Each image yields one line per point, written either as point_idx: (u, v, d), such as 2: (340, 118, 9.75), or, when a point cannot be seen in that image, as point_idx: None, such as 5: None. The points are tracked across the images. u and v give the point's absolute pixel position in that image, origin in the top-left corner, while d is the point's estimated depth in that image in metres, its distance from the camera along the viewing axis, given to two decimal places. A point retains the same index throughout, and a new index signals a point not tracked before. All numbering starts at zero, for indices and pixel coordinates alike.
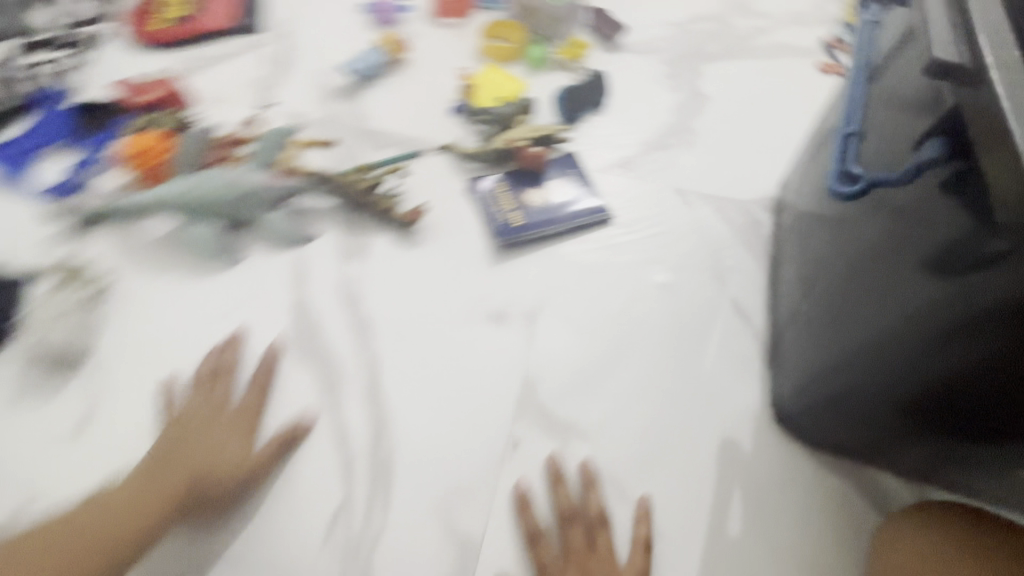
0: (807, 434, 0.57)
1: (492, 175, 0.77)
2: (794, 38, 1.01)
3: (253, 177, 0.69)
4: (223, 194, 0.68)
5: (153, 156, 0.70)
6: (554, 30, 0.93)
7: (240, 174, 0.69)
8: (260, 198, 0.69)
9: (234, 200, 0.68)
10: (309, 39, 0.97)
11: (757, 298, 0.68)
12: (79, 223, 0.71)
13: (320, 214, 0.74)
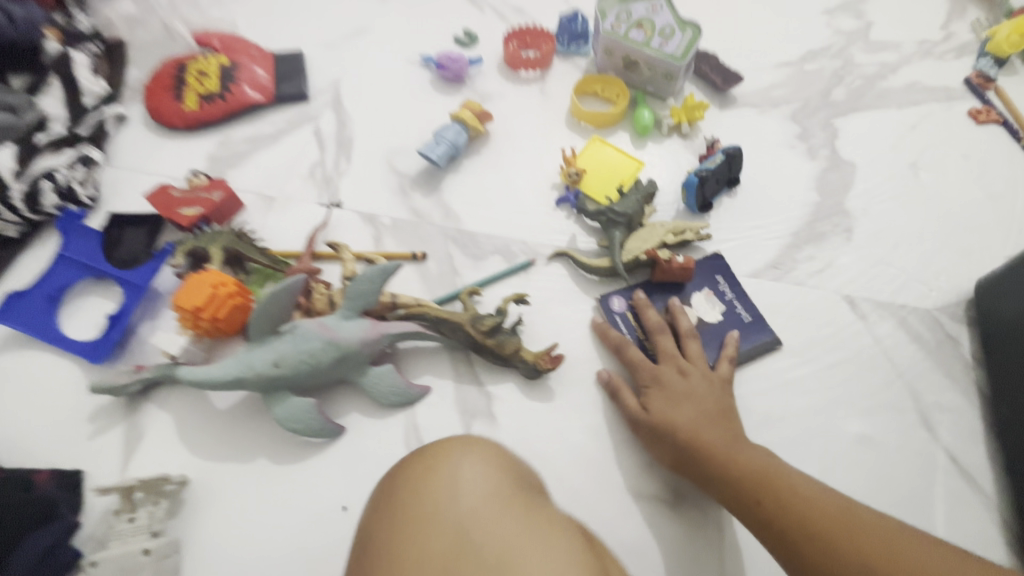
0: None
1: (620, 288, 0.65)
2: (931, 75, 0.87)
3: (351, 331, 0.55)
4: (319, 357, 0.54)
5: (218, 310, 0.56)
6: (663, 86, 0.79)
7: (335, 329, 0.55)
8: (360, 356, 0.55)
9: (330, 364, 0.54)
10: (367, 106, 0.82)
11: (975, 451, 0.56)
12: (134, 393, 0.56)
13: (427, 358, 0.60)
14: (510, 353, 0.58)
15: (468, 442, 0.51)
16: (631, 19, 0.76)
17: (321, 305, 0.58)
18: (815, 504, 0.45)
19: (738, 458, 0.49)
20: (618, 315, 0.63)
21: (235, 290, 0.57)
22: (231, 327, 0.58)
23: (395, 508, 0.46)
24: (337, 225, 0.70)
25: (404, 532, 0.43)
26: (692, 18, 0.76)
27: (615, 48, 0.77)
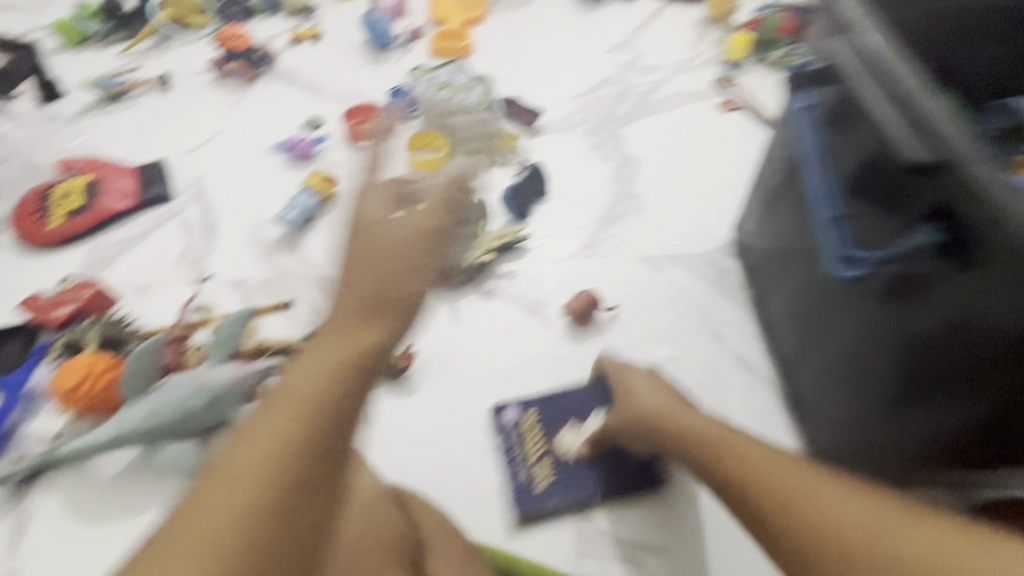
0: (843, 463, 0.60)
1: (516, 402, 0.66)
2: (689, 84, 1.10)
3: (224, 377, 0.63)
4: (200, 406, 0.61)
5: (97, 385, 0.63)
6: (477, 129, 0.96)
7: (204, 376, 0.62)
8: (231, 394, 0.62)
9: (202, 406, 0.61)
10: (227, 193, 0.92)
11: (755, 348, 0.71)
12: (20, 479, 0.62)
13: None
14: None
15: None
16: (435, 83, 0.94)
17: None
18: (772, 475, 0.45)
19: (691, 432, 0.53)
20: (508, 429, 0.64)
21: (108, 364, 0.64)
22: (107, 401, 0.64)
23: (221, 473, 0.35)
24: (210, 295, 0.78)
25: None
26: (485, 76, 0.96)
27: (428, 106, 0.95)
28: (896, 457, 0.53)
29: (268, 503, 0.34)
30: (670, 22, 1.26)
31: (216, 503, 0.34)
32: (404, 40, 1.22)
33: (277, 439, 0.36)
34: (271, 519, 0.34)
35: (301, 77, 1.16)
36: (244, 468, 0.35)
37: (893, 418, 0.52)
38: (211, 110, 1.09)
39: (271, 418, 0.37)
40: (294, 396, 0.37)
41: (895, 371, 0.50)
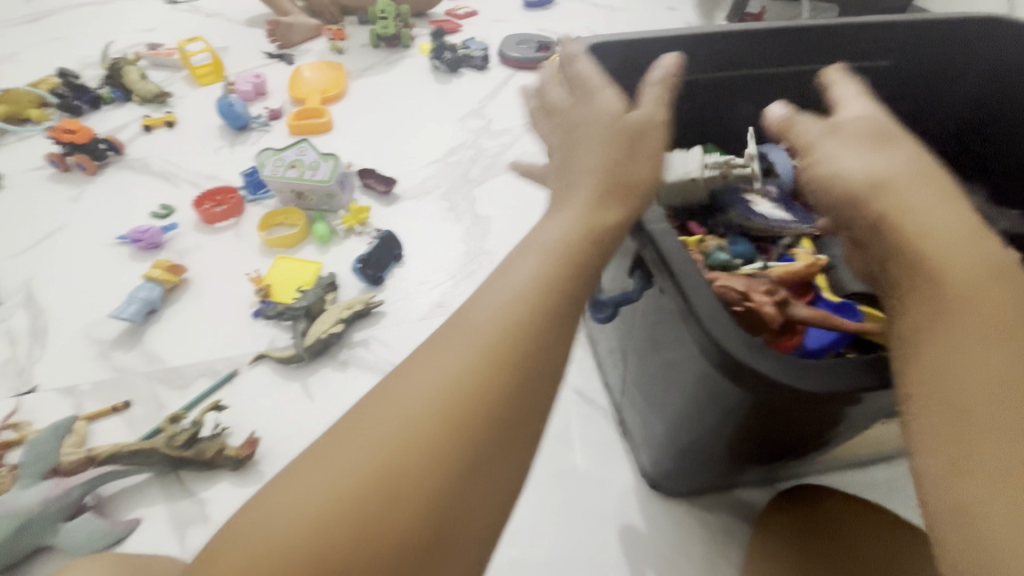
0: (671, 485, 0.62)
1: None
2: (536, 143, 1.21)
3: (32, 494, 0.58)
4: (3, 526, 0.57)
5: None
6: (331, 203, 0.99)
7: (12, 501, 0.58)
8: (45, 516, 0.58)
9: (9, 535, 0.57)
10: (61, 292, 0.87)
11: (597, 381, 0.74)
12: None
13: (130, 494, 0.64)
14: (209, 455, 0.64)
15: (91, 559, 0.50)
16: (284, 163, 0.96)
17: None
18: (932, 252, 0.38)
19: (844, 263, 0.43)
20: None
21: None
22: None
23: (350, 438, 0.35)
24: (33, 407, 0.73)
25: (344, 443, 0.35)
26: (334, 152, 1.00)
27: (280, 185, 0.96)
28: (709, 467, 0.59)
29: (348, 494, 0.32)
30: (518, 89, 1.40)
31: (286, 506, 0.32)
32: (263, 120, 1.25)
33: (394, 441, 0.34)
34: (371, 507, 0.32)
35: (153, 164, 1.14)
36: (351, 469, 0.33)
37: (685, 442, 0.57)
38: (49, 206, 1.04)
39: (411, 393, 0.36)
40: (416, 397, 0.35)
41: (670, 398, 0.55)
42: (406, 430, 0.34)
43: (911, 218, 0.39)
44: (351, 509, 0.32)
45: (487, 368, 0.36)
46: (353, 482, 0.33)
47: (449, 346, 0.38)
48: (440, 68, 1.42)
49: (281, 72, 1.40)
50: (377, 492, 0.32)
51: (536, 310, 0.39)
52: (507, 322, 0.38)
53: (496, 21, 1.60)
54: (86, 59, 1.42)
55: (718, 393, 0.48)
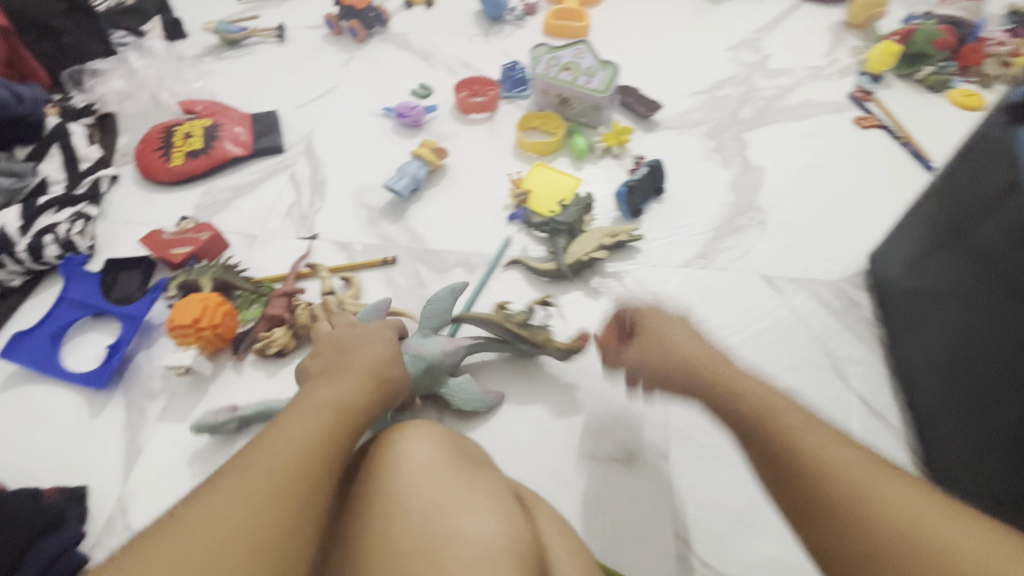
0: None
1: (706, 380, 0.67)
2: (821, 93, 1.02)
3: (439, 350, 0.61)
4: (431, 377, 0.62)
5: (215, 316, 0.65)
6: (594, 117, 0.92)
7: (417, 347, 0.61)
8: (442, 366, 0.61)
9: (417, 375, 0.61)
10: (336, 153, 0.92)
11: (883, 394, 0.65)
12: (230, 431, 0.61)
13: (492, 366, 0.67)
14: (544, 341, 0.63)
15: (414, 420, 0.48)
16: (559, 63, 0.89)
17: (280, 343, 0.67)
18: (759, 399, 0.50)
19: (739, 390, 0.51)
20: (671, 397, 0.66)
21: (221, 299, 0.66)
22: (228, 333, 0.67)
23: (249, 463, 0.38)
24: (314, 253, 0.79)
25: (365, 499, 0.42)
26: (611, 60, 0.91)
27: (548, 87, 0.90)
28: None
29: (297, 469, 0.38)
30: (803, 22, 1.17)
31: (234, 501, 0.36)
32: (519, 13, 1.18)
33: (335, 403, 0.45)
34: (295, 499, 0.37)
35: (412, 42, 1.14)
36: (270, 474, 0.38)
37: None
38: (323, 66, 1.09)
39: (292, 436, 0.40)
40: (322, 400, 0.45)
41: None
42: (309, 440, 0.40)
43: (743, 384, 0.51)
44: (297, 485, 0.38)
45: (337, 421, 0.43)
46: (278, 481, 0.37)
47: (305, 412, 0.43)
48: None
49: None
50: (311, 477, 0.39)
51: (365, 398, 0.47)
52: (359, 391, 0.47)
53: None
54: None
55: None
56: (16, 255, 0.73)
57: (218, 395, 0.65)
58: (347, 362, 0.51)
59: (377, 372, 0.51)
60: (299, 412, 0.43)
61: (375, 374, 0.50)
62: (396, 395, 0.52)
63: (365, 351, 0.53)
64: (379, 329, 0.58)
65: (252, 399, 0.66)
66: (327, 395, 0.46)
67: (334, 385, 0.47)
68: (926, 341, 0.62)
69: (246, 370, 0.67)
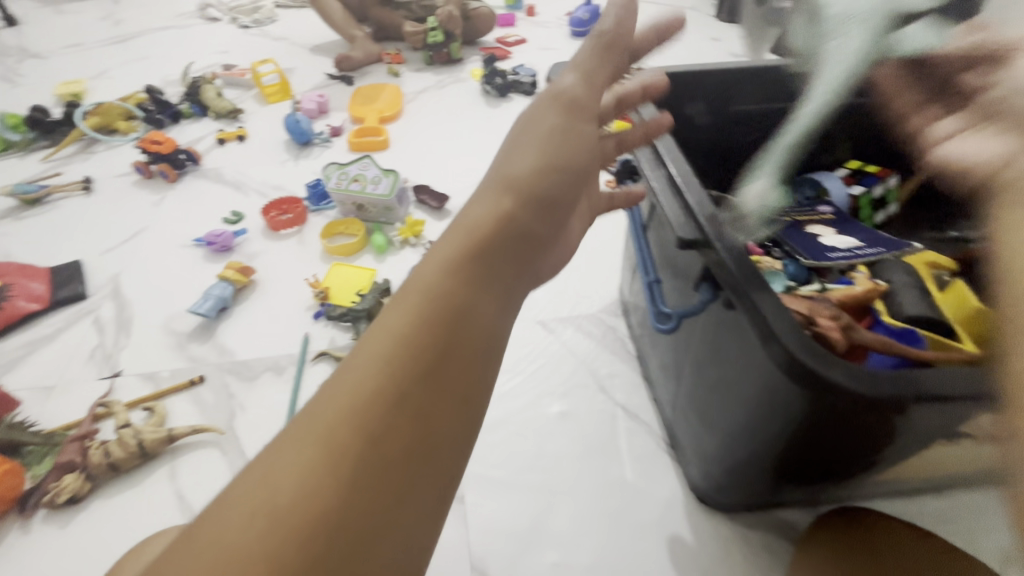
0: (711, 492, 0.64)
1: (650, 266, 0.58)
2: None
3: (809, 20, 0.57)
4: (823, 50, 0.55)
5: None
6: (389, 216, 1.05)
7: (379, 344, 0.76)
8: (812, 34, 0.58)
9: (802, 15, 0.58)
10: (143, 289, 0.95)
11: (639, 397, 0.77)
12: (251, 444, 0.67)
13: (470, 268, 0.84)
14: None
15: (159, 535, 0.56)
16: (348, 177, 1.03)
17: (72, 488, 0.66)
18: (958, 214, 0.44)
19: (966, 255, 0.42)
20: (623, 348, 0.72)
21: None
22: (8, 494, 0.65)
23: (318, 407, 0.36)
24: (117, 390, 0.79)
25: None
26: (393, 168, 1.06)
27: (343, 198, 1.03)
28: (748, 488, 0.60)
29: (384, 384, 0.37)
30: None
31: (316, 420, 0.35)
32: (325, 135, 1.33)
33: (411, 321, 0.39)
34: (374, 418, 0.35)
35: (225, 175, 1.23)
36: (328, 417, 0.35)
37: (738, 446, 0.55)
38: (132, 210, 1.13)
39: (369, 356, 0.38)
40: (398, 322, 0.40)
41: (709, 416, 0.59)
42: (384, 355, 0.38)
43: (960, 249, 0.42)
44: (410, 369, 0.38)
45: (428, 310, 0.40)
46: (341, 418, 0.35)
47: (384, 328, 0.40)
48: (490, 92, 1.49)
49: (342, 93, 1.50)
50: (409, 360, 0.38)
51: (456, 275, 0.43)
52: (457, 267, 0.43)
53: (545, 49, 1.68)
54: (169, 77, 1.56)
55: (764, 420, 0.49)
56: None
57: (3, 563, 0.62)
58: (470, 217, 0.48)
59: (523, 189, 0.50)
60: (388, 332, 0.39)
61: (470, 230, 0.46)
62: (559, 210, 0.52)
63: (520, 165, 0.52)
64: (541, 132, 0.54)
65: (41, 557, 0.63)
66: (407, 316, 0.40)
67: (403, 301, 0.41)
68: (658, 339, 0.73)
69: (35, 528, 0.65)
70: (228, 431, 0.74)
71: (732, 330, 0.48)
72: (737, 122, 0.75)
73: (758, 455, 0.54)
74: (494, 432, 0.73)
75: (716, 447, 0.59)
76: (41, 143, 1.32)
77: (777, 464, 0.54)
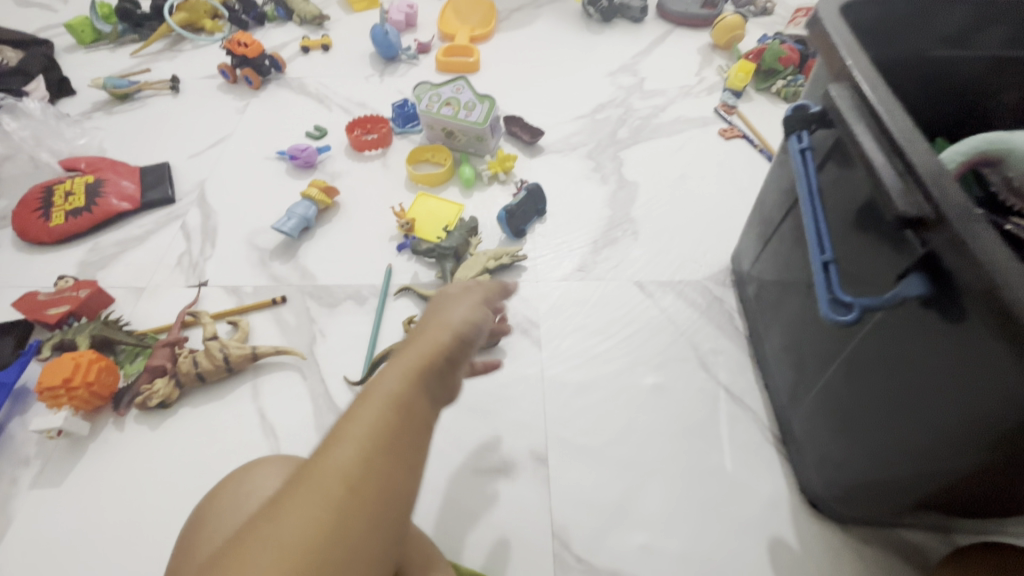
0: (834, 502, 0.56)
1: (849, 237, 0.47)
2: (691, 110, 1.11)
3: None
4: None
5: (87, 375, 0.64)
6: (479, 146, 0.97)
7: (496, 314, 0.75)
8: None
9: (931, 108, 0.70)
10: (228, 199, 0.93)
11: (745, 381, 0.69)
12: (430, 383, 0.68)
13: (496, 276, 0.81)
14: None
15: (262, 460, 0.52)
16: (440, 99, 0.94)
17: (163, 394, 0.66)
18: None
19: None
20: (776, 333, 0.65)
21: (95, 356, 0.65)
22: (105, 391, 0.66)
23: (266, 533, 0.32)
24: (204, 301, 0.79)
25: (218, 517, 0.47)
26: (489, 93, 0.97)
27: (432, 122, 0.95)
28: (877, 508, 0.53)
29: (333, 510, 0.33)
30: (676, 45, 1.28)
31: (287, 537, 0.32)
32: (412, 52, 1.23)
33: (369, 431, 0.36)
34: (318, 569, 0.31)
35: (308, 86, 1.17)
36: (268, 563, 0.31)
37: (883, 462, 0.48)
38: (218, 115, 1.10)
39: (326, 476, 0.34)
40: (363, 422, 0.36)
41: (850, 424, 0.51)
42: (354, 464, 0.34)
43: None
44: (379, 477, 0.35)
45: (393, 419, 0.37)
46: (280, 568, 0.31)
47: (347, 427, 0.36)
48: (593, 16, 1.33)
49: (431, 6, 1.37)
50: (381, 468, 0.35)
51: (417, 383, 0.39)
52: (412, 377, 0.39)
53: None
54: None
55: (947, 449, 0.41)
56: None
57: (98, 455, 0.64)
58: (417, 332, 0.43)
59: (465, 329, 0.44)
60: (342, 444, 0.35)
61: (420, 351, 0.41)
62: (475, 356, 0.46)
63: (456, 306, 0.46)
64: (471, 291, 0.49)
65: (135, 453, 0.65)
66: (365, 429, 0.36)
67: (370, 401, 0.37)
68: (774, 322, 0.66)
69: (128, 426, 0.66)
70: (309, 356, 0.72)
71: (941, 334, 0.38)
72: (922, 75, 0.60)
73: (914, 480, 0.46)
74: (584, 396, 0.68)
75: (853, 456, 0.52)
76: (131, 36, 1.30)
77: (932, 496, 0.46)
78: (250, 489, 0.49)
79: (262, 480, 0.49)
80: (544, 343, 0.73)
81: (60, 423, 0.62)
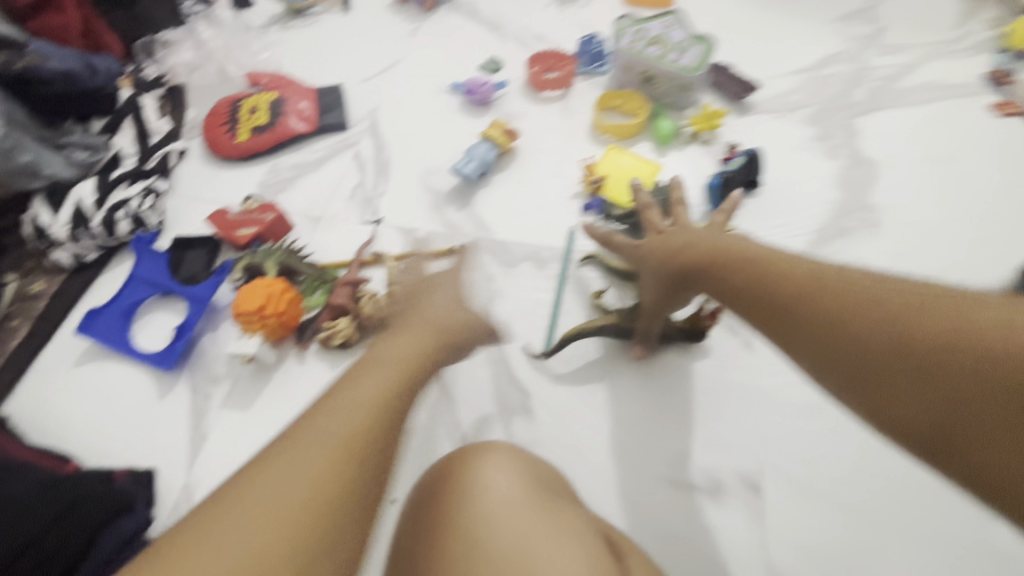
0: None
1: None
2: (950, 72, 0.88)
3: None
4: None
5: (276, 304, 0.63)
6: (681, 98, 0.83)
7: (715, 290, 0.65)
8: None
9: None
10: (401, 132, 0.87)
11: None
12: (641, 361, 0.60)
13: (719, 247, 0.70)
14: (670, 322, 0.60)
15: (488, 443, 0.46)
16: (645, 38, 0.81)
17: (343, 335, 0.64)
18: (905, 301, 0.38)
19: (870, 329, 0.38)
20: None
21: (282, 286, 0.64)
22: (291, 322, 0.64)
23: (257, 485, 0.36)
24: (380, 240, 0.75)
25: (447, 506, 0.42)
26: (705, 34, 0.81)
27: (631, 64, 0.81)
28: None
29: (330, 469, 0.37)
30: None
31: (295, 470, 0.36)
32: None
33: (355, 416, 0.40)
34: (327, 513, 0.35)
35: (481, 10, 1.06)
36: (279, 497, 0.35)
37: None
38: (387, 37, 1.04)
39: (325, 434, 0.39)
40: (350, 404, 0.41)
41: None
42: (347, 433, 0.39)
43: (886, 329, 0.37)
44: (368, 455, 0.39)
45: (379, 411, 0.41)
46: (284, 506, 0.35)
47: (341, 400, 0.41)
48: None
49: None
50: (371, 450, 0.39)
51: (399, 381, 0.46)
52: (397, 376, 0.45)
53: None
54: None
55: None
56: (91, 229, 0.74)
57: (283, 387, 0.64)
58: (401, 341, 0.51)
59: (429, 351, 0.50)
60: (324, 422, 0.40)
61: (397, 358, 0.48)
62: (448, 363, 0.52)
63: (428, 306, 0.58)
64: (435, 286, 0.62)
65: (315, 390, 0.64)
66: (350, 410, 0.41)
67: (357, 388, 0.43)
68: None
69: (309, 360, 0.65)
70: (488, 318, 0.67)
71: None
72: None
73: None
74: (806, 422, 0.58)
75: None
76: None
77: None
78: (481, 479, 0.42)
79: (493, 470, 0.43)
80: (755, 345, 0.62)
81: (253, 349, 0.62)
